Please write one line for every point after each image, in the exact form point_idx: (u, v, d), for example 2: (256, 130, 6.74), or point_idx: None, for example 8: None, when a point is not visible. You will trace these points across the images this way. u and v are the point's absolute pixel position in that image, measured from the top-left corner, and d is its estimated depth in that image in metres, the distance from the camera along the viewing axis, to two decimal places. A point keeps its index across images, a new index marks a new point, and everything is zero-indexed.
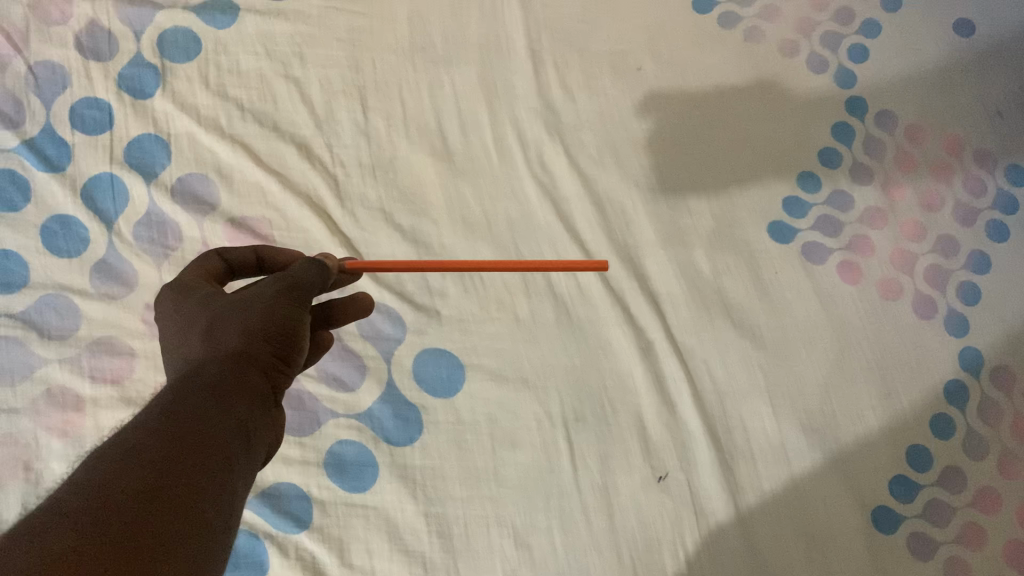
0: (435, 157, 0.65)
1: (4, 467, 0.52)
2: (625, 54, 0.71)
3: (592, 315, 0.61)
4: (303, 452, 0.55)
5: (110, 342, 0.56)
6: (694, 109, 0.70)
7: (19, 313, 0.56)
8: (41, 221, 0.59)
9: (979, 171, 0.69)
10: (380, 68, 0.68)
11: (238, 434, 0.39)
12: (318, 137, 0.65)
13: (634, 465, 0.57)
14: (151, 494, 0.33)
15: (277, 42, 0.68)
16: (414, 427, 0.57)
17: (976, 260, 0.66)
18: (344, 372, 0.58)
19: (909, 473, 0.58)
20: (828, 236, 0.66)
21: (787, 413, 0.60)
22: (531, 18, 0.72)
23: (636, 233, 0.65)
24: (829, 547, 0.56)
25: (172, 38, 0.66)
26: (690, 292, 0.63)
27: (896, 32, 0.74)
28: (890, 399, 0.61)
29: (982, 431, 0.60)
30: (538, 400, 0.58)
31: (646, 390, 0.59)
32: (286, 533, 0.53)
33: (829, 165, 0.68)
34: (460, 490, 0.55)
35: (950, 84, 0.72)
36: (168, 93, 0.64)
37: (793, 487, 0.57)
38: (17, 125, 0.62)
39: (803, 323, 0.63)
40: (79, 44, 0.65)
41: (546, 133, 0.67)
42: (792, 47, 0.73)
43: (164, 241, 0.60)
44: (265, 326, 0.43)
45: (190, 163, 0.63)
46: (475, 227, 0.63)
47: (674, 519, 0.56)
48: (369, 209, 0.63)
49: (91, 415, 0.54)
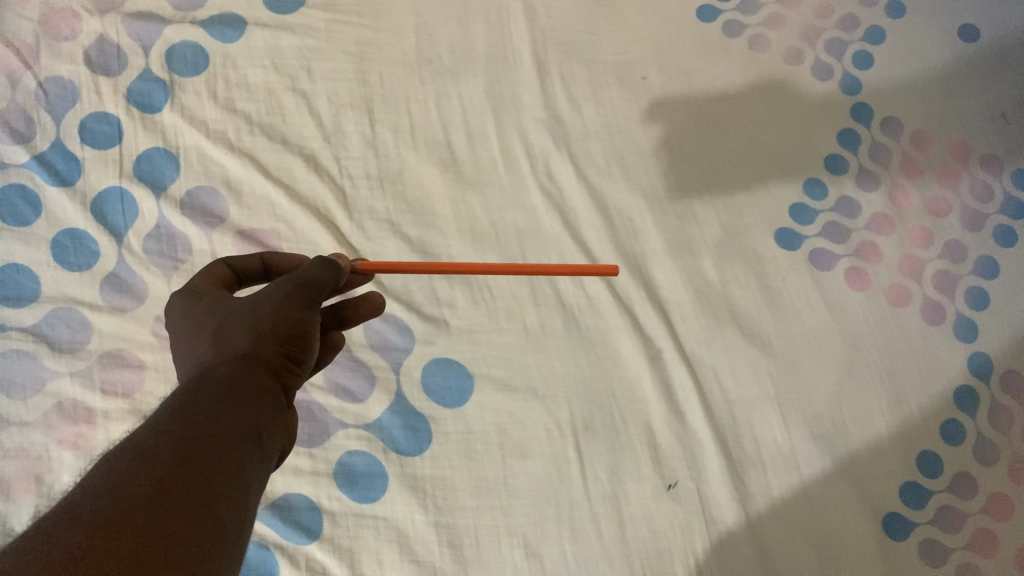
0: (443, 169, 0.66)
1: (17, 480, 0.52)
2: (631, 65, 0.72)
3: (600, 324, 0.61)
4: (313, 463, 0.55)
5: (121, 355, 0.57)
6: (701, 116, 0.70)
7: (30, 326, 0.57)
8: (52, 235, 0.60)
9: (985, 177, 0.69)
10: (388, 81, 0.68)
11: (251, 433, 0.39)
12: (326, 149, 0.65)
13: (644, 474, 0.57)
14: (164, 496, 0.33)
15: (285, 56, 0.68)
16: (423, 437, 0.57)
17: (984, 266, 0.66)
18: (353, 383, 0.58)
19: (921, 480, 0.58)
20: (836, 243, 0.66)
21: (796, 421, 0.60)
22: (537, 29, 0.72)
23: (643, 243, 0.65)
24: (840, 553, 0.56)
25: (180, 53, 0.67)
26: (698, 301, 0.63)
27: (901, 39, 0.74)
28: (901, 406, 0.60)
29: (993, 436, 0.60)
30: (547, 410, 0.58)
31: (655, 399, 0.59)
32: (297, 545, 0.53)
33: (835, 171, 0.68)
34: (470, 500, 0.55)
35: (956, 90, 0.72)
36: (177, 107, 0.65)
37: (804, 494, 0.57)
38: (28, 140, 0.62)
39: (811, 331, 0.63)
40: (89, 60, 0.65)
41: (553, 144, 0.68)
42: (797, 55, 0.73)
43: (174, 253, 0.60)
44: (274, 329, 0.43)
45: (199, 177, 0.63)
46: (483, 237, 0.64)
47: (685, 528, 0.55)
48: (378, 221, 0.63)
49: (103, 428, 0.55)
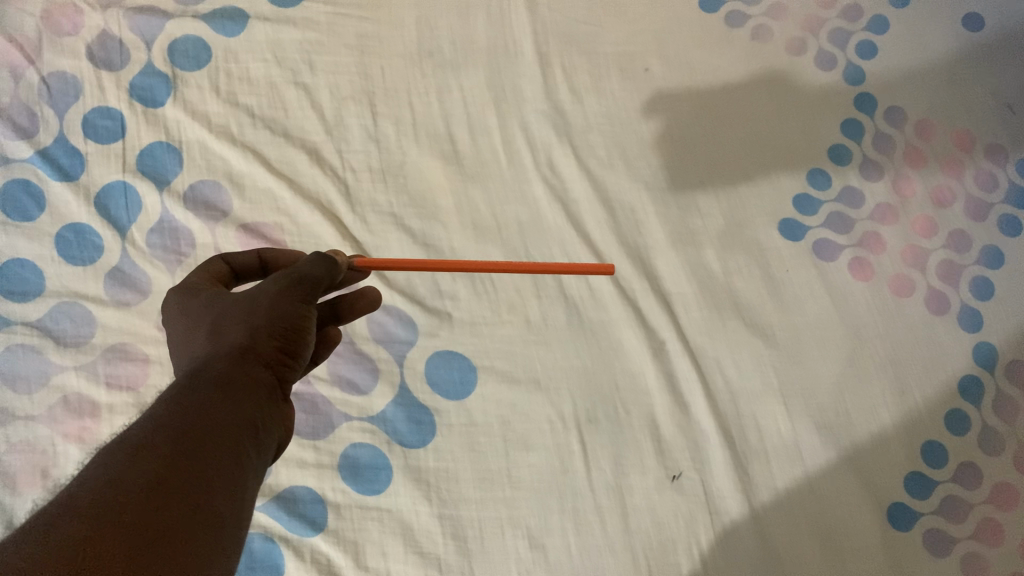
0: (445, 161, 0.66)
1: (23, 474, 0.53)
2: (633, 56, 0.71)
3: (603, 316, 0.61)
4: (317, 456, 0.55)
5: (126, 349, 0.57)
6: (703, 108, 0.70)
7: (35, 321, 0.57)
8: (56, 230, 0.60)
9: (990, 166, 0.69)
10: (389, 73, 0.68)
11: (246, 426, 0.39)
12: (328, 142, 0.65)
13: (647, 466, 0.57)
14: (161, 490, 0.33)
15: (287, 49, 0.68)
16: (427, 429, 0.57)
17: (989, 255, 0.66)
18: (357, 375, 0.58)
19: (926, 470, 0.58)
20: (839, 233, 0.66)
21: (799, 412, 0.59)
22: (538, 21, 0.72)
23: (646, 234, 0.65)
24: (844, 544, 0.56)
25: (182, 47, 0.67)
26: (701, 292, 0.63)
27: (906, 29, 0.74)
28: (905, 397, 0.60)
29: (998, 426, 0.60)
30: (550, 402, 0.58)
31: (658, 390, 0.59)
32: (302, 537, 0.53)
33: (839, 162, 0.68)
34: (474, 492, 0.55)
35: (961, 79, 0.72)
36: (179, 101, 0.65)
37: (808, 485, 0.57)
38: (31, 136, 0.62)
39: (815, 322, 0.62)
40: (91, 55, 0.66)
41: (555, 136, 0.68)
42: (801, 45, 0.73)
43: (177, 248, 0.60)
44: (270, 323, 0.43)
45: (202, 171, 0.63)
46: (486, 230, 0.63)
47: (688, 520, 0.55)
48: (380, 214, 0.63)
49: (107, 422, 0.55)
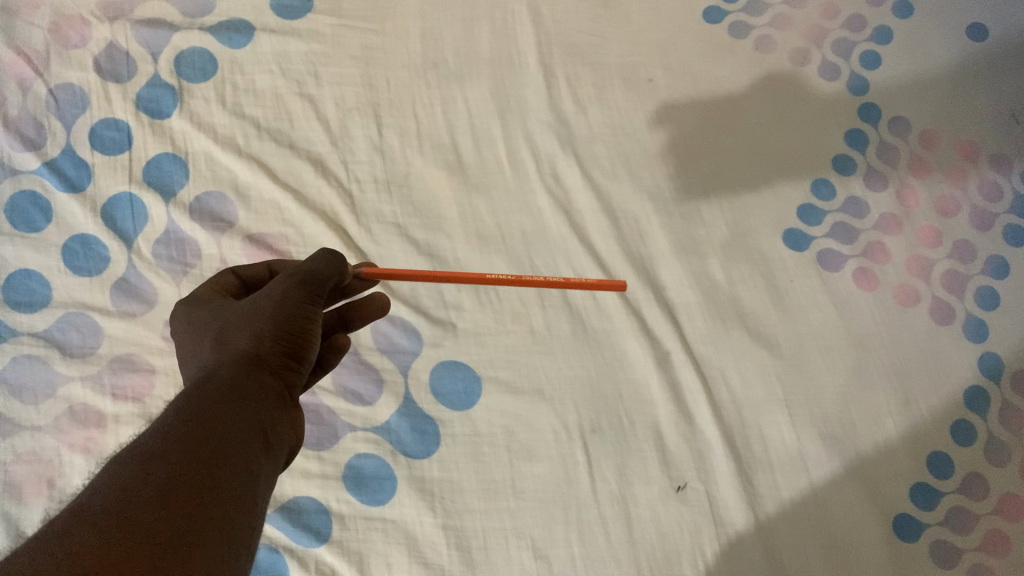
0: (449, 172, 0.66)
1: (29, 484, 0.53)
2: (637, 66, 0.72)
3: (607, 326, 0.61)
4: (322, 466, 0.55)
5: (132, 359, 0.57)
6: (706, 117, 0.70)
7: (41, 331, 0.57)
8: (63, 241, 0.60)
9: (995, 176, 0.69)
10: (393, 84, 0.69)
11: (256, 431, 0.39)
12: (333, 153, 0.66)
13: (652, 476, 0.57)
14: (173, 496, 0.33)
15: (292, 61, 0.68)
16: (430, 440, 0.57)
17: (994, 266, 0.65)
18: (361, 386, 0.58)
19: (931, 480, 0.58)
20: (844, 243, 0.66)
21: (804, 422, 0.59)
22: (542, 32, 0.72)
23: (649, 244, 0.65)
24: (850, 554, 0.56)
25: (188, 59, 0.67)
26: (705, 302, 0.63)
27: (908, 39, 0.74)
28: (910, 407, 0.60)
29: (1004, 436, 0.60)
30: (554, 412, 0.58)
31: (662, 401, 0.59)
32: (306, 548, 0.53)
33: (842, 171, 0.68)
34: (478, 502, 0.55)
35: (964, 89, 0.72)
36: (185, 113, 0.65)
37: (813, 495, 0.57)
38: (39, 147, 0.63)
39: (819, 330, 0.62)
40: (99, 67, 0.66)
41: (559, 147, 0.68)
42: (803, 56, 0.73)
43: (183, 258, 0.61)
44: (274, 328, 0.44)
45: (208, 181, 0.63)
46: (490, 240, 0.64)
47: (693, 530, 0.55)
48: (384, 223, 0.63)
49: (113, 432, 0.55)
